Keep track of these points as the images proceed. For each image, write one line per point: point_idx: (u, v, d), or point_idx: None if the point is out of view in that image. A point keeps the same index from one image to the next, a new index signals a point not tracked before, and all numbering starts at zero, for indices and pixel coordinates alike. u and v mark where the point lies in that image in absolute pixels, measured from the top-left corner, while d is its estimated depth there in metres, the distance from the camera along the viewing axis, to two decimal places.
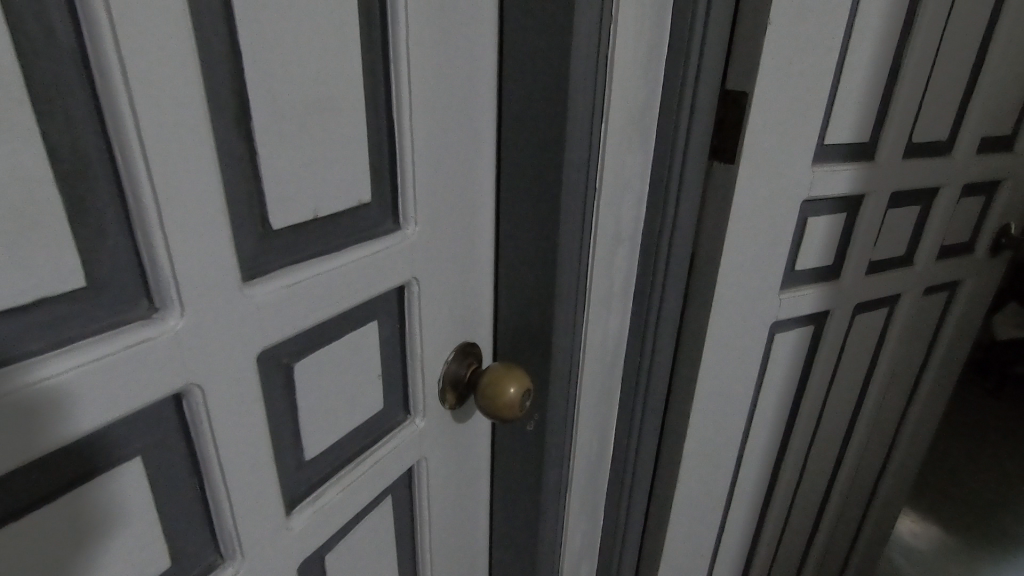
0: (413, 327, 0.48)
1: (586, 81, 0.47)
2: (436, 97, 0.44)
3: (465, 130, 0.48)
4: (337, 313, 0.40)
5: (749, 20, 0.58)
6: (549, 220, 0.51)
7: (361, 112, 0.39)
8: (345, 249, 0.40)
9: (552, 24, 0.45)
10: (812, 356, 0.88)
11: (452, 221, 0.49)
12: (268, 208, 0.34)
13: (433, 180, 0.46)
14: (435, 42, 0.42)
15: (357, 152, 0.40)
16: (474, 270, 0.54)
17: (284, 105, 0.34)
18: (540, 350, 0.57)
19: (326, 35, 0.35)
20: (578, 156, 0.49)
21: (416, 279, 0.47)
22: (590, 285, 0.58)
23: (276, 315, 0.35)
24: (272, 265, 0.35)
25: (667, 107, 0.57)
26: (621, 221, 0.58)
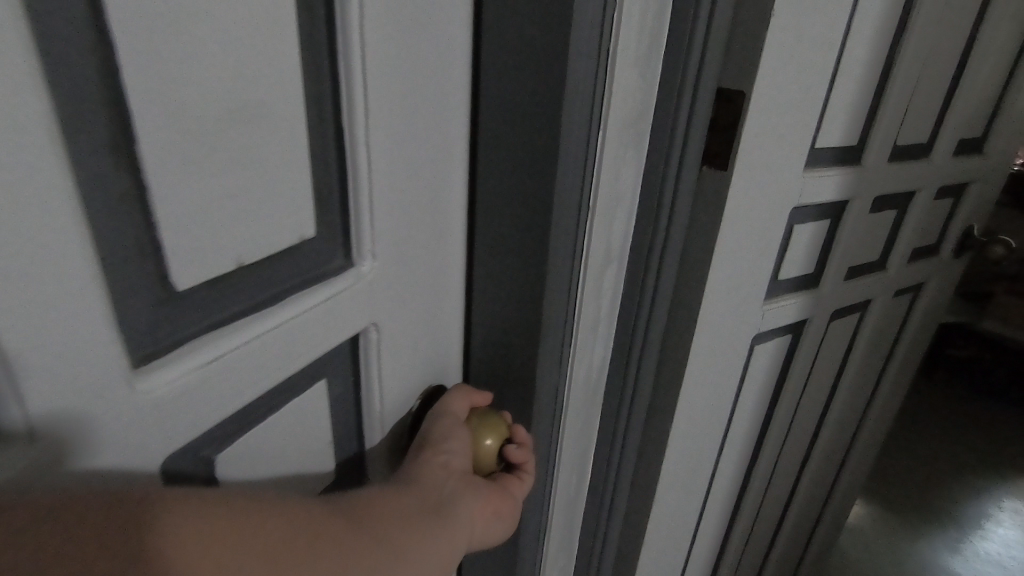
0: (369, 372, 0.43)
1: (585, 81, 0.39)
2: (397, 99, 0.37)
3: (429, 143, 0.41)
4: (276, 377, 0.34)
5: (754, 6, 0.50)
6: (536, 244, 0.44)
7: (301, 124, 0.32)
8: (284, 303, 0.33)
9: (540, 14, 0.37)
10: (788, 364, 0.85)
11: (411, 251, 0.42)
12: (167, 263, 0.27)
13: (392, 201, 0.39)
14: (389, 36, 0.35)
15: (300, 173, 0.33)
16: (441, 299, 0.48)
17: (193, 122, 0.26)
18: (522, 386, 0.51)
19: (242, 27, 0.27)
20: (573, 176, 0.42)
21: (375, 324, 0.41)
22: (579, 314, 0.51)
23: (193, 399, 0.29)
24: (180, 337, 0.28)
25: (664, 108, 0.50)
26: (612, 240, 0.51)
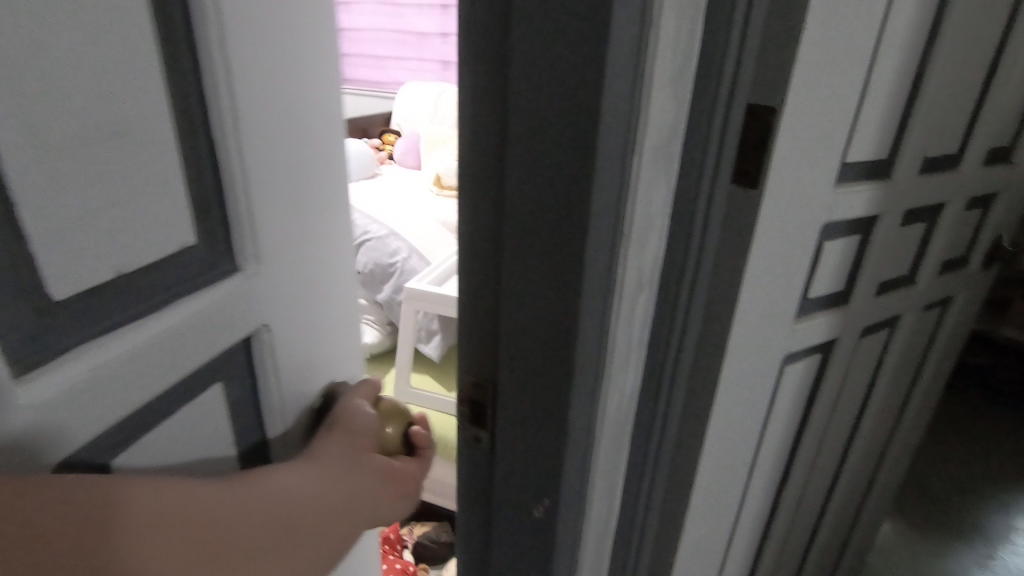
0: (262, 366, 0.50)
1: (621, 101, 0.36)
2: (260, 124, 0.45)
3: (289, 172, 0.49)
4: (172, 377, 0.40)
5: (788, 12, 0.47)
6: (569, 273, 0.40)
7: (166, 149, 0.38)
8: (175, 307, 0.40)
9: (574, 30, 0.35)
10: (818, 384, 0.82)
11: (286, 264, 0.50)
12: (44, 275, 0.32)
13: (268, 217, 0.47)
14: (247, 73, 0.43)
15: (166, 195, 0.39)
16: (319, 309, 0.56)
17: (69, 161, 0.32)
18: (552, 428, 0.46)
19: (99, 70, 0.33)
20: (608, 200, 0.39)
21: (264, 325, 0.49)
22: (612, 352, 0.47)
23: (86, 395, 0.34)
24: (69, 343, 0.34)
25: (695, 126, 0.48)
26: (645, 266, 0.48)
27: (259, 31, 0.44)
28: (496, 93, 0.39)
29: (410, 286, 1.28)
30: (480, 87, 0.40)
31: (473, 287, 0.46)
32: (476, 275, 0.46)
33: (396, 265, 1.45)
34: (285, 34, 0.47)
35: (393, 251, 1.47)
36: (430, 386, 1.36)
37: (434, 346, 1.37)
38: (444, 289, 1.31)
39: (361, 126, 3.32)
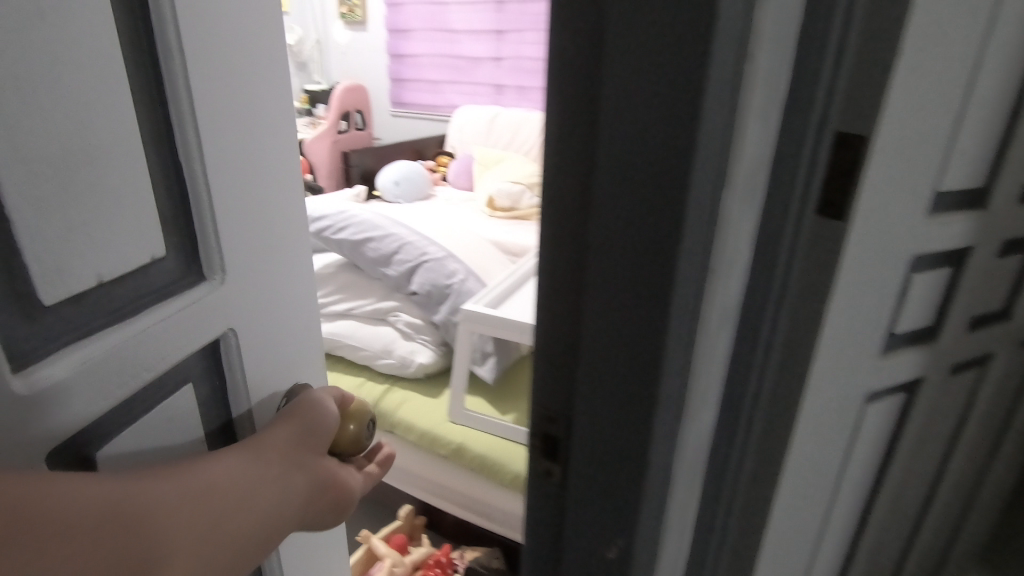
0: (230, 367, 0.54)
1: (716, 135, 0.36)
2: (223, 146, 0.50)
3: (249, 190, 0.54)
4: (147, 378, 0.44)
5: (882, 35, 0.44)
6: (654, 309, 0.40)
7: (140, 170, 0.42)
8: (149, 311, 0.44)
9: (670, 64, 0.34)
10: (901, 425, 0.77)
11: (249, 274, 0.54)
12: (35, 283, 0.36)
13: (232, 231, 0.52)
14: (210, 99, 0.48)
15: (142, 211, 0.43)
16: (281, 313, 0.60)
17: (53, 179, 0.36)
18: (631, 464, 0.45)
19: (79, 99, 0.37)
20: (698, 235, 0.38)
21: (231, 328, 0.53)
22: (694, 385, 0.46)
23: (70, 391, 0.38)
24: (54, 346, 0.37)
25: (784, 157, 0.46)
26: (728, 301, 0.47)
27: (218, 64, 0.48)
28: (582, 128, 0.39)
29: (467, 308, 1.29)
30: (565, 123, 0.39)
31: (550, 321, 0.45)
32: (554, 310, 0.45)
33: (453, 286, 1.45)
34: (243, 66, 0.51)
35: (449, 273, 1.47)
36: (484, 408, 1.36)
37: (489, 368, 1.38)
38: (500, 311, 1.30)
39: (416, 148, 3.37)
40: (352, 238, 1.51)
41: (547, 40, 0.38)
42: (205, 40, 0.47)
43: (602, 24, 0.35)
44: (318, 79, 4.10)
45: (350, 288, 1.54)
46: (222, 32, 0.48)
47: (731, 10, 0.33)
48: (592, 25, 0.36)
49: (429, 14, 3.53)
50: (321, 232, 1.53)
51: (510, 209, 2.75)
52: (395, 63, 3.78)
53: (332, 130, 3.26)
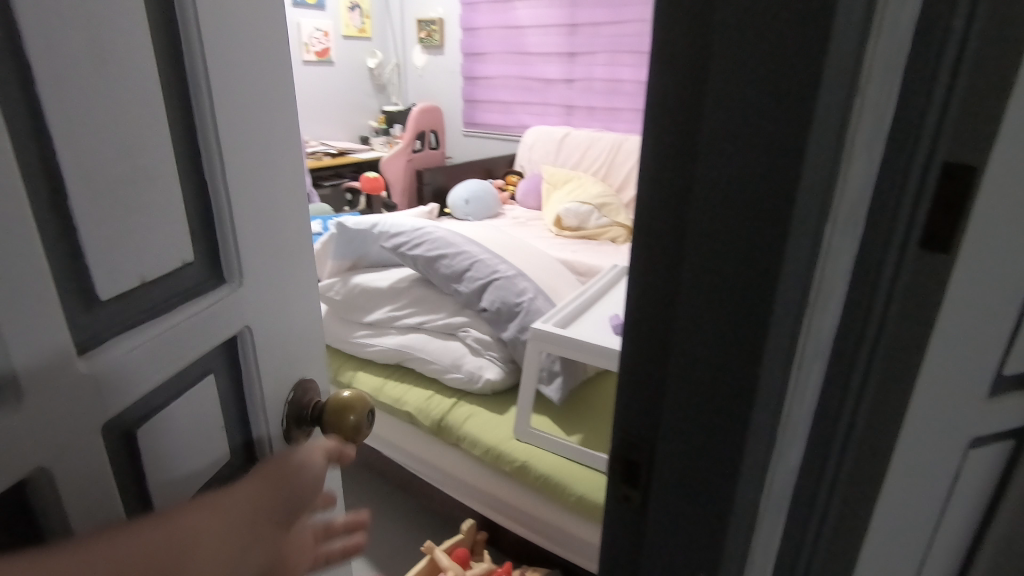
0: (250, 369, 0.53)
1: (820, 170, 0.36)
2: (245, 143, 0.49)
3: (271, 184, 0.53)
4: (176, 369, 0.44)
5: (1001, 64, 0.42)
6: (749, 342, 0.40)
7: (170, 170, 0.43)
8: (178, 311, 0.44)
9: (775, 101, 0.34)
10: (1008, 475, 0.71)
11: (268, 270, 0.53)
12: (90, 278, 0.37)
13: (251, 225, 0.51)
14: (232, 96, 0.47)
15: (172, 211, 0.43)
16: (296, 313, 0.59)
17: (99, 177, 0.37)
18: (717, 497, 0.45)
19: (121, 101, 0.38)
20: (798, 268, 0.38)
21: (248, 327, 0.52)
22: (785, 419, 0.46)
23: (114, 384, 0.38)
24: (101, 339, 0.38)
25: (885, 189, 0.45)
26: (822, 338, 0.46)
27: (241, 55, 0.48)
28: (681, 162, 0.40)
29: (534, 327, 1.30)
30: (662, 156, 0.40)
31: (636, 349, 0.46)
32: (641, 337, 0.45)
33: (523, 304, 1.47)
34: (266, 60, 0.51)
35: (519, 291, 1.50)
36: (550, 428, 1.35)
37: (555, 389, 1.38)
38: (569, 331, 1.31)
39: (486, 167, 3.44)
40: (427, 254, 1.56)
41: (648, 77, 0.40)
42: (228, 30, 0.46)
43: (707, 62, 0.37)
44: (395, 100, 4.29)
45: (421, 303, 1.59)
46: (247, 26, 0.48)
47: (842, 47, 0.33)
48: (696, 63, 0.37)
49: (503, 38, 3.63)
50: (398, 247, 1.59)
51: (577, 228, 2.76)
52: (468, 85, 3.90)
53: (406, 149, 3.39)
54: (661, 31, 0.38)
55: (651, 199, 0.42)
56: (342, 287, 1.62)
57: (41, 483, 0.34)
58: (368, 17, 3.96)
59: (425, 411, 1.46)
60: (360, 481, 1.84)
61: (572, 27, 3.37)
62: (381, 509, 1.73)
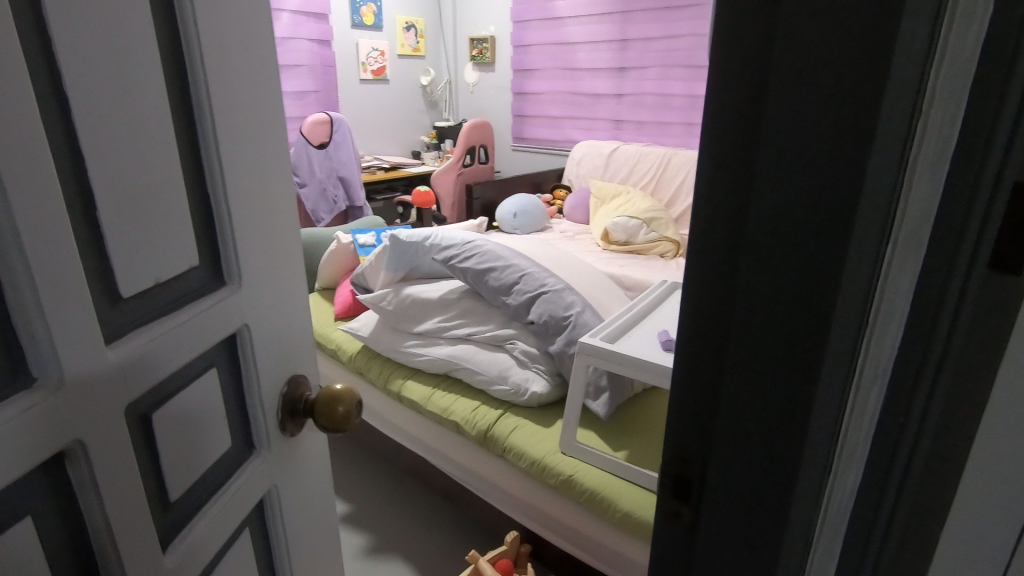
0: (249, 364, 0.57)
1: (878, 196, 0.37)
2: (243, 156, 0.53)
3: (265, 193, 0.57)
4: (182, 361, 0.48)
5: None
6: (806, 363, 0.40)
7: (179, 181, 0.47)
8: (188, 308, 0.49)
9: (835, 127, 0.35)
10: None
11: (262, 272, 0.58)
12: (114, 278, 0.42)
13: (248, 231, 0.55)
14: (231, 113, 0.51)
15: (179, 219, 0.47)
16: (289, 311, 0.63)
17: (123, 188, 0.42)
18: (773, 516, 0.45)
19: (142, 120, 0.43)
20: (855, 287, 0.39)
21: (247, 324, 0.56)
22: (842, 440, 0.46)
23: (129, 372, 0.43)
24: (122, 331, 0.43)
25: (949, 211, 0.43)
26: (882, 361, 0.45)
27: (236, 75, 0.52)
28: (736, 185, 0.40)
29: (582, 341, 1.31)
30: (717, 179, 0.40)
31: (688, 368, 0.46)
32: (694, 357, 0.46)
33: (570, 317, 1.48)
34: (259, 77, 0.55)
35: (566, 305, 1.51)
36: (596, 442, 1.35)
37: (603, 404, 1.38)
38: (617, 346, 1.30)
39: (534, 181, 3.47)
40: (476, 267, 1.59)
41: (703, 101, 0.40)
42: (224, 52, 0.50)
43: (765, 87, 0.37)
44: (447, 115, 4.40)
45: (470, 314, 1.62)
46: (241, 47, 0.52)
47: (901, 74, 0.34)
48: (752, 87, 0.37)
49: (554, 54, 3.68)
50: (448, 260, 1.64)
51: (625, 243, 2.75)
52: (518, 100, 3.96)
53: (457, 163, 3.44)
54: (717, 56, 0.38)
55: (705, 222, 0.42)
56: (394, 298, 1.67)
57: (75, 450, 0.39)
58: (423, 36, 4.10)
59: (472, 421, 1.48)
60: (407, 488, 1.88)
61: (622, 41, 3.37)
62: (427, 517, 1.76)
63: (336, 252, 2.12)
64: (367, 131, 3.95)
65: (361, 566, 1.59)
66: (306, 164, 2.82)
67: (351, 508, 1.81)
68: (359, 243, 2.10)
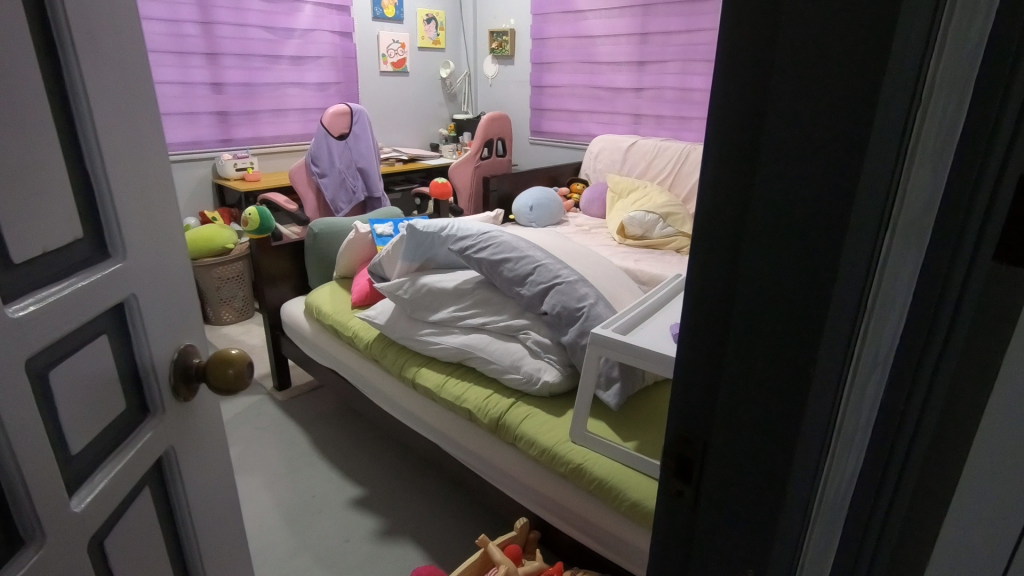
0: (138, 332, 0.60)
1: (877, 182, 0.38)
2: (119, 133, 0.55)
3: (144, 172, 0.59)
4: (72, 327, 0.50)
5: None
6: (803, 346, 0.42)
7: (59, 157, 0.48)
8: (75, 274, 0.51)
9: (833, 115, 0.36)
10: None
11: (145, 248, 0.60)
12: (6, 244, 0.44)
13: (129, 204, 0.57)
14: (104, 91, 0.53)
15: (61, 193, 0.49)
16: (175, 283, 0.65)
17: (7, 159, 0.43)
18: (769, 496, 0.47)
19: (19, 94, 0.44)
20: (852, 273, 0.40)
21: (135, 294, 0.58)
22: (839, 426, 0.47)
23: (26, 333, 0.45)
24: (17, 294, 0.45)
25: (955, 199, 0.44)
26: (881, 349, 0.46)
27: (108, 56, 0.53)
28: (740, 172, 0.41)
29: (595, 332, 1.33)
30: (722, 166, 0.42)
31: (691, 349, 0.48)
32: (698, 338, 0.47)
33: (583, 309, 1.49)
34: (130, 60, 0.56)
35: (580, 297, 1.52)
36: (605, 433, 1.37)
37: (613, 394, 1.40)
38: (630, 338, 1.31)
39: (551, 174, 3.47)
40: (491, 258, 1.62)
41: (710, 93, 0.41)
42: (93, 33, 0.51)
43: (769, 76, 0.38)
44: (466, 109, 4.40)
45: (485, 304, 1.65)
46: (111, 31, 0.54)
47: (900, 66, 0.35)
48: (758, 75, 0.39)
49: (574, 47, 3.67)
50: (464, 250, 1.66)
51: (640, 237, 2.75)
52: (536, 92, 3.96)
53: (474, 156, 3.46)
54: (725, 44, 0.40)
55: (709, 205, 0.44)
56: (410, 287, 1.71)
57: None
58: (444, 29, 4.12)
59: (484, 409, 1.51)
60: (418, 474, 1.91)
61: (643, 35, 3.35)
62: (437, 502, 1.79)
63: (355, 242, 2.16)
64: (387, 124, 3.99)
65: (372, 547, 1.63)
66: (326, 154, 2.87)
67: (363, 491, 1.85)
68: (378, 233, 2.16)
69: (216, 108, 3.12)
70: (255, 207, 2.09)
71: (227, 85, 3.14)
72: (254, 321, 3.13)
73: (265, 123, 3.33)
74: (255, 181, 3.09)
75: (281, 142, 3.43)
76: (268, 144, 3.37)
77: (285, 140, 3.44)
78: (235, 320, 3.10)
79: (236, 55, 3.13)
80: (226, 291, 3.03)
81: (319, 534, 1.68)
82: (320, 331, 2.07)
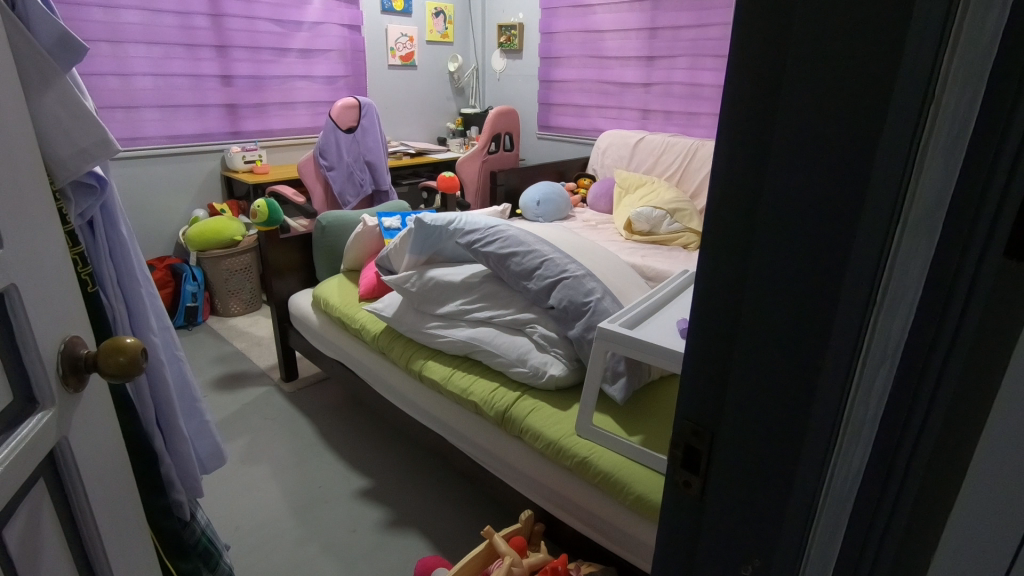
0: (23, 324, 0.60)
1: (890, 175, 0.38)
2: None
3: (13, 171, 0.60)
4: None
5: None
6: (814, 337, 0.42)
7: None
8: None
9: (851, 111, 0.37)
10: None
11: (22, 242, 0.60)
12: None
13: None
14: None
15: None
16: (53, 277, 0.65)
17: None
18: (775, 486, 0.47)
19: None
20: (864, 265, 0.41)
21: (16, 285, 0.59)
22: (846, 419, 0.47)
23: None
24: None
25: (965, 194, 0.44)
26: (890, 342, 0.46)
27: None
28: (751, 165, 0.42)
29: (602, 326, 1.33)
30: (735, 158, 0.42)
31: (702, 339, 0.48)
32: (706, 330, 0.48)
33: (590, 303, 1.50)
34: None
35: (586, 291, 1.52)
36: (611, 427, 1.37)
37: (620, 388, 1.40)
38: (637, 333, 1.31)
39: (558, 168, 3.47)
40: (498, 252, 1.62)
41: (722, 91, 0.42)
42: None
43: (781, 69, 0.39)
44: (473, 103, 4.39)
45: (491, 297, 1.66)
46: None
47: (917, 60, 0.35)
48: (771, 74, 0.39)
49: (583, 41, 3.66)
50: (471, 244, 1.67)
51: (648, 233, 2.74)
52: (545, 87, 3.96)
53: (482, 151, 3.46)
54: (737, 38, 0.40)
55: (721, 201, 0.44)
56: (417, 280, 1.72)
57: None
58: (452, 23, 4.11)
59: (491, 402, 1.51)
60: (423, 466, 1.93)
61: (652, 30, 3.34)
62: (441, 494, 1.81)
63: (362, 235, 2.16)
64: (395, 117, 4.00)
65: (377, 536, 1.65)
66: (334, 147, 2.87)
67: (369, 482, 1.86)
68: (385, 226, 2.15)
69: (225, 100, 3.13)
70: (263, 199, 2.11)
71: (236, 78, 3.15)
72: (262, 312, 3.15)
73: (273, 116, 3.34)
74: (264, 174, 3.10)
75: (289, 135, 3.44)
76: (276, 137, 3.38)
77: (293, 133, 3.45)
78: (243, 312, 3.12)
79: (245, 47, 3.14)
80: (234, 283, 3.05)
81: (325, 524, 1.69)
82: (327, 323, 2.08)
